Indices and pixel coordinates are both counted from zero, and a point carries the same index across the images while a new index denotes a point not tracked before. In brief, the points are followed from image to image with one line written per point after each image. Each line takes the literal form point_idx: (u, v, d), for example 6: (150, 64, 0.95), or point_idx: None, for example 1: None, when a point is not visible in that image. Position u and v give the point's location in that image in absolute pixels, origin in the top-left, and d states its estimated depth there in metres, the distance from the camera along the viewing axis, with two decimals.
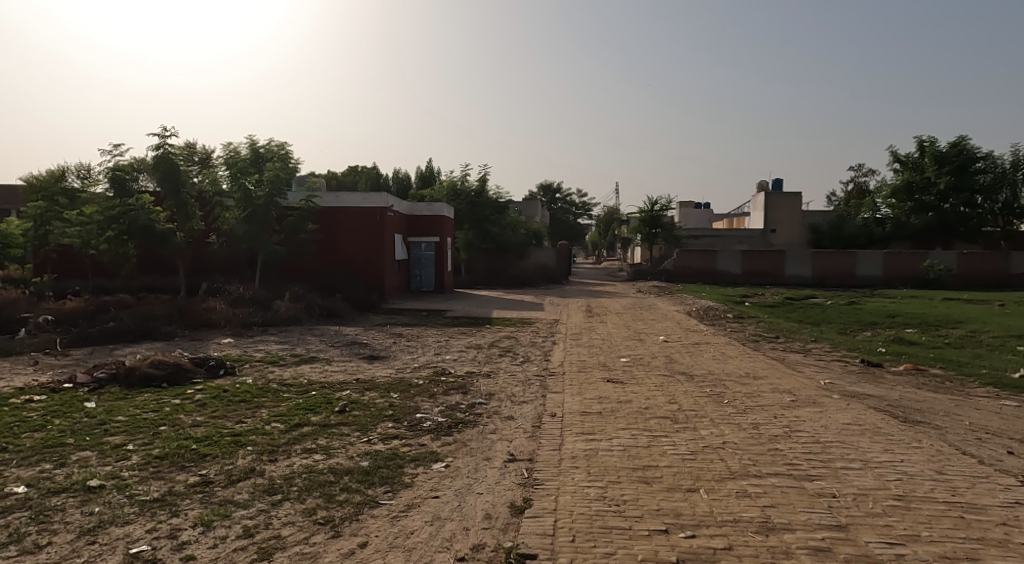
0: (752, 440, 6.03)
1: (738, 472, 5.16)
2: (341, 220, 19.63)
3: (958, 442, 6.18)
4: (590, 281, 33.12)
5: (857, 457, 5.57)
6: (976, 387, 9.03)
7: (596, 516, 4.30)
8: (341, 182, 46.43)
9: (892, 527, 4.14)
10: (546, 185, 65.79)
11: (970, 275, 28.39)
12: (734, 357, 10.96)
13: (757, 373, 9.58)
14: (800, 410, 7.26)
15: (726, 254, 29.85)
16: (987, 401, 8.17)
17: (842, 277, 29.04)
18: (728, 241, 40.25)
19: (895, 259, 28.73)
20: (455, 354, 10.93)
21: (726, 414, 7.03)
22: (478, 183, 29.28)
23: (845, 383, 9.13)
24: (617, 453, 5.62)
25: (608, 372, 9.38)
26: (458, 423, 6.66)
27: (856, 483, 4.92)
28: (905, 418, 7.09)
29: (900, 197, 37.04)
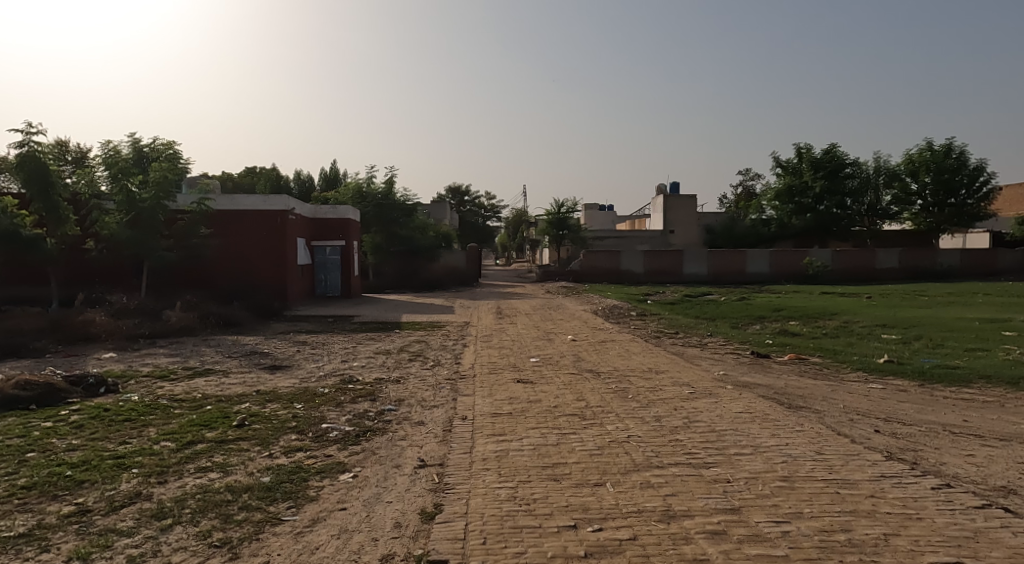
0: (655, 432, 6.29)
1: (641, 463, 5.37)
2: (239, 224, 18.69)
3: (834, 424, 6.75)
4: (500, 283, 33.31)
5: (749, 443, 5.94)
6: (849, 372, 9.93)
7: (507, 516, 4.33)
8: (238, 184, 44.11)
9: (778, 506, 4.46)
10: (454, 187, 65.42)
11: (844, 270, 31.03)
12: (638, 353, 11.39)
13: (659, 368, 10.03)
14: (698, 401, 7.66)
15: (629, 254, 30.98)
16: (859, 385, 8.99)
17: (735, 274, 30.92)
18: (632, 242, 41.79)
19: (780, 256, 30.95)
20: (363, 360, 10.68)
21: (631, 408, 7.29)
22: (384, 185, 28.79)
23: (737, 374, 9.73)
24: (527, 453, 5.68)
25: (519, 373, 9.48)
26: (367, 431, 6.51)
27: (748, 467, 5.25)
28: (790, 404, 7.66)
29: (783, 200, 39.90)
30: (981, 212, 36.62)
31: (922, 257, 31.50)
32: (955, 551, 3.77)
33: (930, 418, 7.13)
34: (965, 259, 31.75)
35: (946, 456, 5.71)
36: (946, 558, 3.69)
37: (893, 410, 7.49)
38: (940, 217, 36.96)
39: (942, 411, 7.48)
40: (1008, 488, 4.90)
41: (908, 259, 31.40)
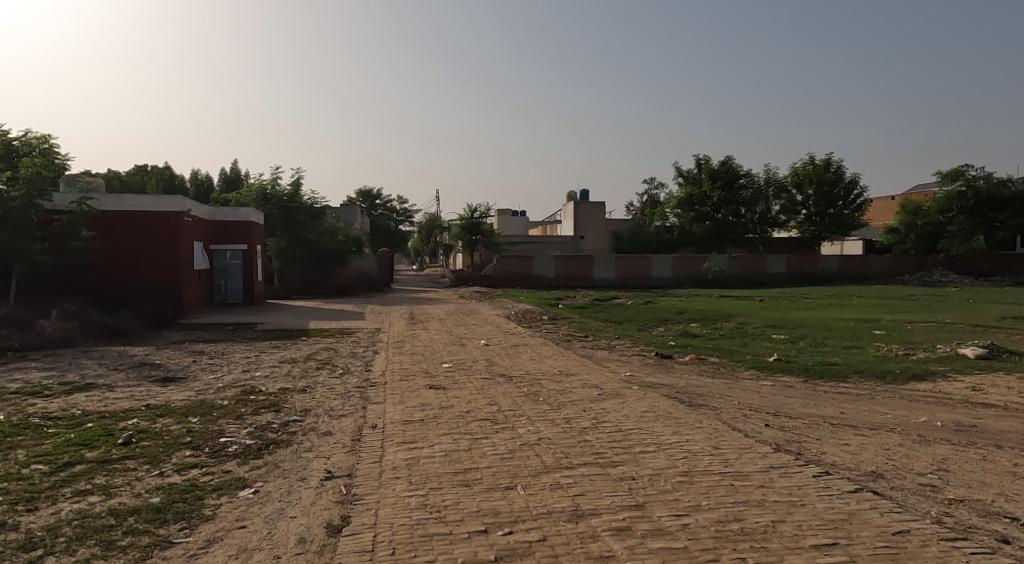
0: (565, 434, 6.40)
1: (551, 465, 5.46)
2: (127, 225, 17.41)
3: (729, 420, 7.15)
4: (413, 288, 32.90)
5: (653, 441, 6.18)
6: (744, 370, 10.56)
7: (417, 525, 4.27)
8: (126, 183, 41.04)
9: (679, 500, 4.66)
10: (364, 191, 64.54)
11: (739, 275, 32.99)
12: (549, 357, 11.56)
13: (569, 370, 10.24)
14: (606, 402, 7.88)
15: (541, 259, 31.49)
16: (753, 383, 9.57)
17: (641, 279, 32.14)
18: (543, 247, 42.47)
19: (682, 262, 32.48)
20: (266, 370, 10.18)
21: (542, 411, 7.40)
22: (290, 187, 27.78)
23: (643, 375, 10.10)
24: (438, 459, 5.63)
25: (431, 379, 9.37)
26: (270, 443, 6.23)
27: (651, 464, 5.46)
28: (690, 402, 8.04)
29: (684, 208, 41.93)
30: (856, 222, 40.11)
31: (806, 263, 34.03)
32: (832, 533, 4.08)
33: (813, 411, 7.70)
34: (843, 265, 34.53)
35: (826, 446, 6.19)
36: (825, 540, 3.99)
37: (781, 405, 8.03)
38: (822, 226, 40.12)
39: (824, 404, 8.10)
40: (877, 473, 5.38)
41: (794, 265, 33.81)
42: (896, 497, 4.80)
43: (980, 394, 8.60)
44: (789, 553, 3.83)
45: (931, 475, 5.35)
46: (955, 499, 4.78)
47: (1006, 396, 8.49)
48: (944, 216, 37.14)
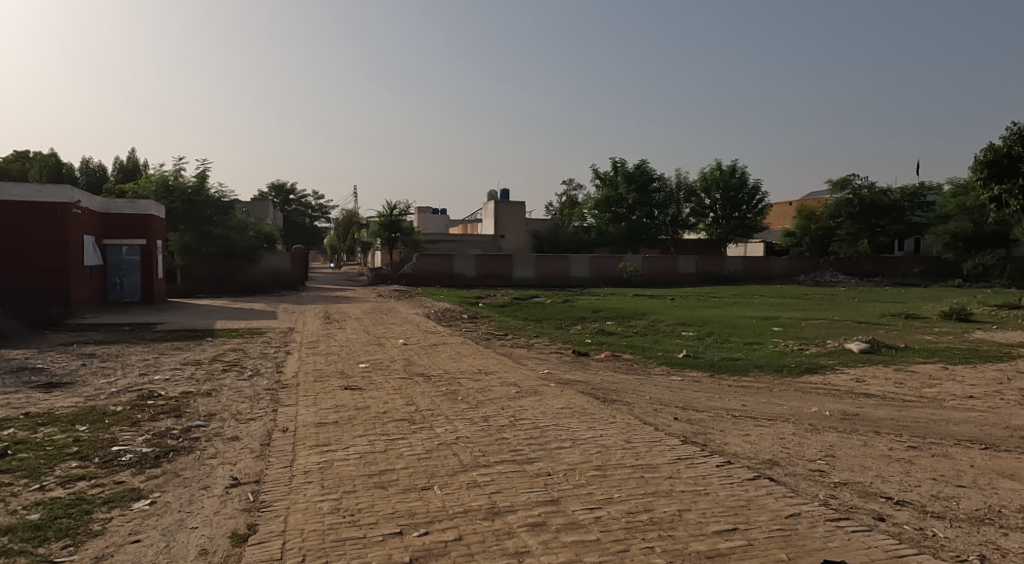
0: (482, 432, 6.39)
1: (468, 463, 5.43)
2: (6, 217, 15.92)
3: (641, 414, 7.37)
4: (329, 286, 31.96)
5: (568, 436, 6.28)
6: (656, 367, 10.94)
7: (329, 530, 4.13)
8: (5, 171, 37.45)
9: (592, 494, 4.75)
10: (278, 184, 61.81)
11: (652, 275, 34.23)
12: (468, 356, 11.53)
13: (487, 368, 10.26)
14: (524, 399, 7.95)
15: (461, 258, 31.39)
16: (664, 378, 9.94)
17: (560, 278, 32.70)
18: (464, 246, 42.37)
19: (599, 262, 33.28)
20: (167, 373, 9.56)
21: (460, 410, 7.35)
22: (195, 179, 26.25)
23: (560, 372, 10.27)
24: (352, 462, 5.47)
25: (346, 380, 9.12)
26: (169, 451, 5.84)
27: (566, 460, 5.55)
28: (604, 398, 8.25)
29: (601, 209, 43.06)
30: (758, 225, 42.48)
31: (714, 263, 35.73)
32: (733, 519, 4.29)
33: (718, 404, 8.09)
34: (747, 266, 36.48)
35: (729, 437, 6.50)
36: (725, 526, 4.19)
37: (689, 399, 8.39)
38: (728, 228, 42.24)
39: (728, 397, 8.52)
40: (773, 461, 5.71)
41: (703, 265, 35.43)
42: (790, 482, 5.11)
43: (864, 385, 9.34)
44: (694, 540, 3.99)
45: (821, 461, 5.74)
46: (840, 482, 5.15)
47: (885, 386, 9.27)
48: (835, 221, 39.97)
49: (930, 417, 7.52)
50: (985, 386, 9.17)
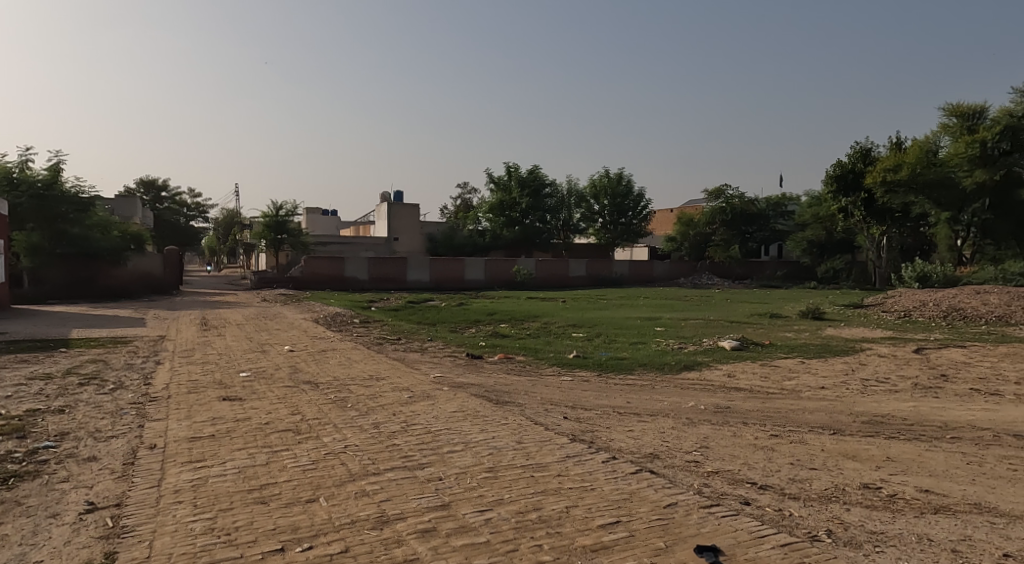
0: (372, 439, 6.25)
1: (357, 472, 5.28)
2: None
3: (532, 415, 7.51)
4: (207, 291, 29.95)
5: (460, 440, 6.27)
6: (547, 368, 11.19)
7: (202, 552, 3.86)
8: None
9: (483, 496, 4.78)
10: (145, 181, 57.29)
11: (544, 278, 35.00)
12: (358, 361, 11.21)
13: (379, 374, 10.03)
14: (416, 404, 7.86)
15: (352, 260, 30.53)
16: (555, 378, 10.19)
17: (454, 281, 32.65)
18: (356, 248, 41.26)
19: (493, 265, 33.56)
20: (9, 390, 8.51)
21: (349, 417, 7.13)
22: (47, 171, 23.65)
23: (453, 375, 10.24)
24: (230, 477, 5.16)
25: (225, 390, 8.58)
26: (11, 477, 5.22)
27: (458, 463, 5.54)
28: (497, 400, 8.33)
29: (495, 213, 43.53)
30: (643, 231, 44.60)
31: (602, 267, 37.13)
32: (616, 512, 4.48)
33: (605, 402, 8.41)
34: (632, 270, 38.25)
35: (614, 433, 6.78)
36: (610, 519, 4.36)
37: (578, 398, 8.67)
38: (615, 233, 44.16)
39: (613, 395, 8.89)
40: (654, 454, 6.03)
41: (593, 269, 36.67)
42: (668, 474, 5.41)
43: (734, 380, 10.08)
44: (579, 535, 4.12)
45: (696, 452, 6.12)
46: (712, 471, 5.52)
47: (752, 380, 10.06)
48: (710, 227, 42.94)
49: (790, 407, 8.25)
50: (835, 377, 10.20)
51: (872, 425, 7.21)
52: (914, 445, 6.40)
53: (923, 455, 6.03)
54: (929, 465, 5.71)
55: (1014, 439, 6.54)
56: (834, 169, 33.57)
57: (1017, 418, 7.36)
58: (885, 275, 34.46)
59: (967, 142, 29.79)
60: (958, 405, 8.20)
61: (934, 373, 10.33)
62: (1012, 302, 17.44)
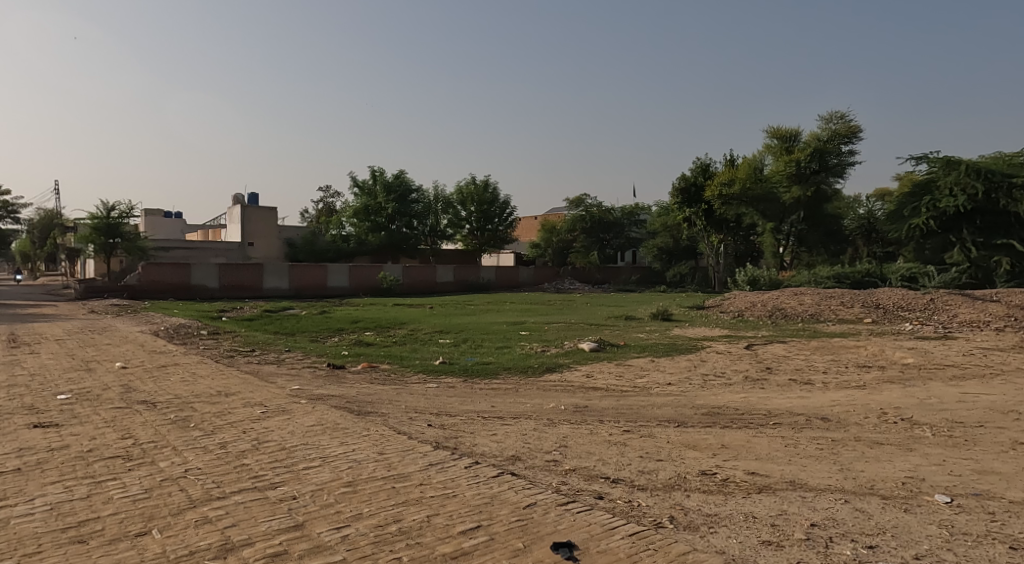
0: (218, 461, 5.79)
1: (198, 498, 4.87)
2: None
3: (395, 425, 7.36)
4: (19, 302, 26.20)
5: (317, 455, 6.00)
6: (412, 375, 11.02)
7: None
8: None
9: (340, 512, 4.60)
10: None
11: (411, 284, 34.50)
12: (205, 377, 10.33)
13: (228, 390, 9.32)
14: (270, 420, 7.40)
15: (200, 267, 28.27)
16: (419, 386, 10.09)
17: (316, 288, 31.26)
18: (204, 253, 38.19)
19: (358, 271, 32.59)
20: None
21: (191, 439, 6.55)
22: None
23: (312, 387, 9.77)
24: (41, 516, 4.54)
25: (38, 417, 7.52)
26: None
27: (314, 479, 5.29)
28: (359, 411, 8.08)
29: (360, 218, 42.45)
30: (508, 237, 45.65)
31: (470, 273, 37.38)
32: (477, 517, 4.50)
33: (469, 407, 8.46)
34: (498, 275, 38.81)
35: (478, 438, 6.84)
36: (470, 525, 4.38)
37: (443, 405, 8.62)
38: (482, 240, 44.89)
39: (478, 400, 8.96)
40: (515, 456, 6.15)
41: (460, 274, 36.82)
42: (529, 475, 5.54)
43: (593, 380, 10.57)
44: (439, 543, 4.10)
45: (556, 451, 6.34)
46: (570, 469, 5.75)
47: (609, 379, 10.63)
48: (571, 235, 45.09)
49: (641, 403, 8.81)
50: (680, 373, 11.05)
51: (710, 416, 7.90)
52: (744, 432, 7.10)
53: (751, 440, 6.71)
54: (756, 449, 6.35)
55: (822, 421, 7.48)
56: (679, 182, 36.38)
57: (824, 403, 8.43)
58: (721, 279, 37.93)
59: (785, 161, 33.94)
60: (780, 394, 9.24)
61: (761, 366, 11.54)
62: (822, 301, 19.99)
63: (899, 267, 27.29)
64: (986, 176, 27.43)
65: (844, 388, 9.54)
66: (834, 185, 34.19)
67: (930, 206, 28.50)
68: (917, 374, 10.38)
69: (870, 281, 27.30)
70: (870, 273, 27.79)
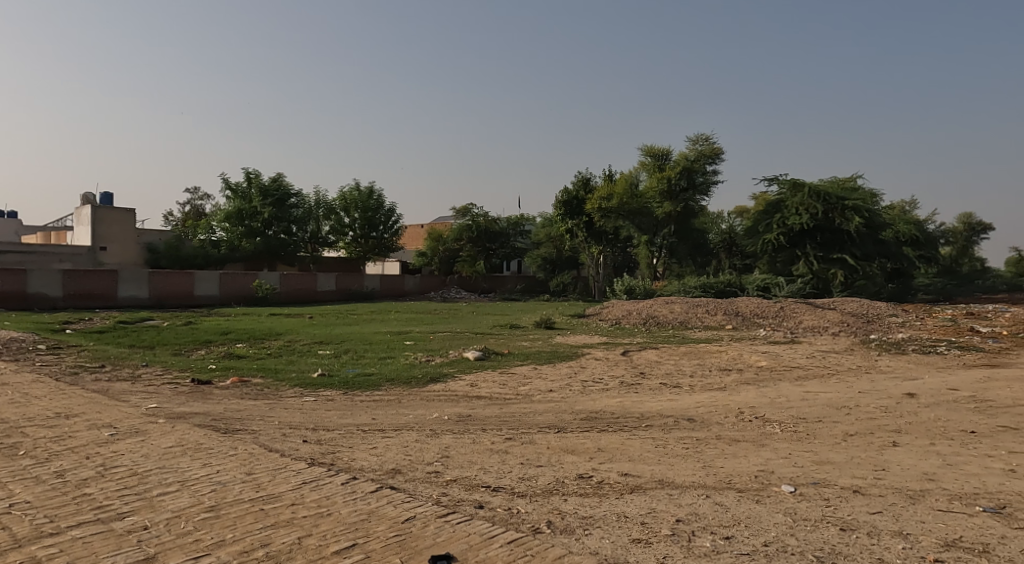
0: (54, 492, 5.18)
1: (28, 536, 4.32)
2: None
3: (266, 442, 6.96)
4: None
5: (175, 479, 5.54)
6: (287, 389, 10.46)
7: None
8: None
9: (200, 540, 4.27)
10: None
11: (289, 293, 32.89)
12: (42, 398, 9.21)
13: (70, 411, 8.36)
14: (120, 443, 6.73)
15: (40, 274, 25.25)
16: (294, 400, 9.61)
17: (180, 297, 28.96)
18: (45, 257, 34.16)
19: (228, 280, 30.59)
20: None
21: (20, 469, 5.80)
22: None
23: (172, 405, 9.01)
24: None
25: None
26: None
27: (171, 506, 4.88)
28: (225, 429, 7.56)
29: (232, 222, 39.77)
30: (394, 246, 44.59)
31: (352, 281, 36.22)
32: (352, 535, 4.35)
33: (348, 421, 8.18)
34: (383, 284, 37.99)
35: (357, 452, 6.62)
36: (345, 543, 4.23)
37: (320, 419, 8.27)
38: (366, 247, 43.48)
39: (358, 413, 8.67)
40: (396, 469, 6.02)
41: (341, 283, 35.62)
42: (408, 488, 5.44)
43: (476, 388, 10.61)
44: None
45: (437, 462, 6.28)
46: (451, 480, 5.72)
47: (492, 387, 10.70)
48: (457, 244, 44.74)
49: (523, 410, 8.96)
50: (561, 380, 11.37)
51: (589, 420, 8.19)
52: (619, 434, 7.43)
53: (625, 443, 7.02)
54: (629, 451, 6.65)
55: (688, 422, 8.00)
56: (562, 195, 37.79)
57: (691, 405, 9.01)
58: (601, 289, 39.75)
59: (658, 177, 36.03)
60: (652, 397, 9.79)
61: (635, 371, 12.15)
62: (690, 309, 21.43)
63: (755, 277, 29.84)
64: (825, 199, 31.11)
65: (708, 389, 10.29)
66: (700, 202, 36.84)
67: (780, 223, 31.53)
68: (770, 375, 11.42)
69: (731, 290, 29.60)
70: (731, 283, 30.12)
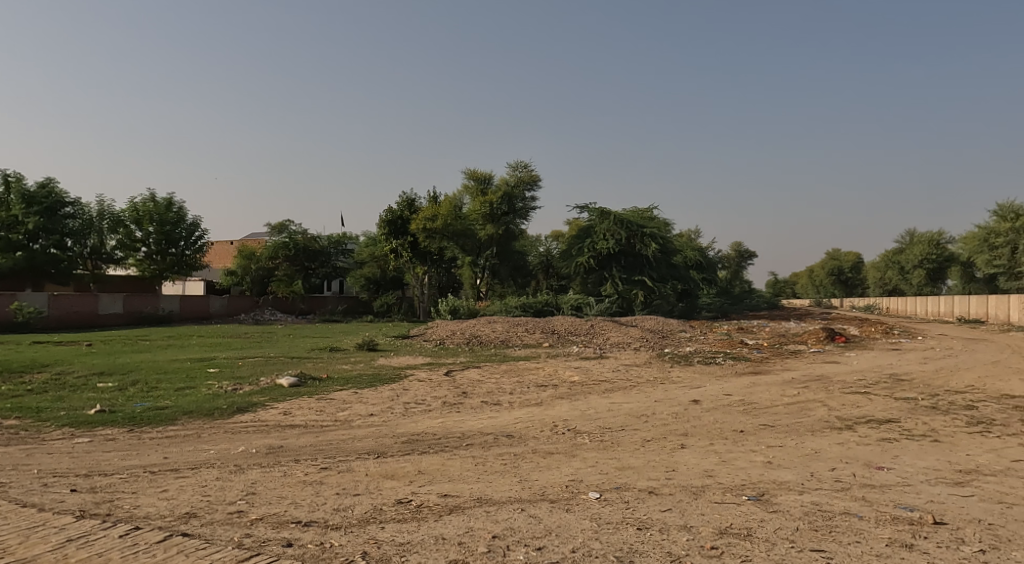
0: None
1: None
2: None
3: (20, 496, 5.87)
4: None
5: None
6: (53, 431, 8.94)
7: None
8: None
9: None
10: None
11: (59, 317, 28.56)
12: None
13: None
14: None
15: None
16: (62, 443, 8.24)
17: None
18: None
19: None
20: None
21: None
22: None
23: None
24: None
25: None
26: None
27: None
28: None
29: None
30: (196, 264, 40.36)
31: (144, 303, 32.13)
32: None
33: (133, 463, 7.20)
34: (183, 306, 34.14)
35: (141, 498, 5.84)
36: None
37: (96, 463, 7.19)
38: (162, 265, 38.54)
39: (146, 453, 7.67)
40: (190, 513, 5.41)
41: (130, 305, 31.50)
42: (204, 533, 4.91)
43: (290, 417, 9.96)
44: None
45: (240, 501, 5.76)
46: (256, 518, 5.27)
47: (307, 415, 10.12)
48: (272, 262, 41.95)
49: (341, 437, 8.58)
50: (382, 403, 11.07)
51: (409, 444, 8.06)
52: (439, 455, 7.42)
53: (445, 463, 7.02)
54: (448, 472, 6.65)
55: (506, 438, 8.22)
56: (385, 214, 37.34)
57: (508, 421, 9.27)
58: (426, 309, 39.68)
59: (480, 201, 37.15)
60: (472, 416, 9.92)
61: (457, 391, 12.24)
62: (510, 328, 22.25)
63: (569, 297, 31.75)
64: (627, 225, 34.08)
65: (524, 406, 10.68)
66: (519, 226, 38.60)
67: (591, 247, 34.05)
68: (581, 389, 12.18)
69: (547, 309, 31.14)
70: (548, 303, 31.72)
